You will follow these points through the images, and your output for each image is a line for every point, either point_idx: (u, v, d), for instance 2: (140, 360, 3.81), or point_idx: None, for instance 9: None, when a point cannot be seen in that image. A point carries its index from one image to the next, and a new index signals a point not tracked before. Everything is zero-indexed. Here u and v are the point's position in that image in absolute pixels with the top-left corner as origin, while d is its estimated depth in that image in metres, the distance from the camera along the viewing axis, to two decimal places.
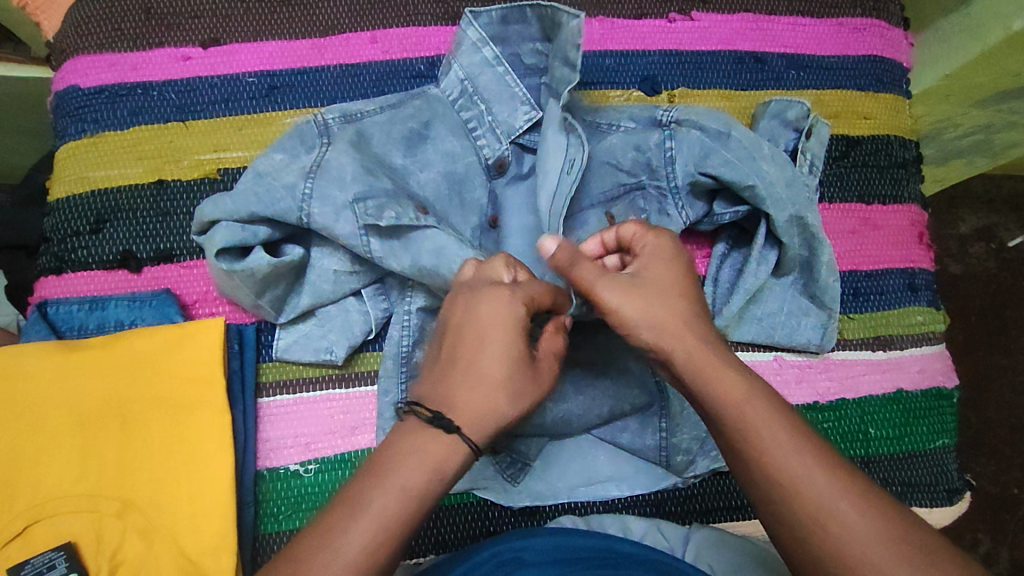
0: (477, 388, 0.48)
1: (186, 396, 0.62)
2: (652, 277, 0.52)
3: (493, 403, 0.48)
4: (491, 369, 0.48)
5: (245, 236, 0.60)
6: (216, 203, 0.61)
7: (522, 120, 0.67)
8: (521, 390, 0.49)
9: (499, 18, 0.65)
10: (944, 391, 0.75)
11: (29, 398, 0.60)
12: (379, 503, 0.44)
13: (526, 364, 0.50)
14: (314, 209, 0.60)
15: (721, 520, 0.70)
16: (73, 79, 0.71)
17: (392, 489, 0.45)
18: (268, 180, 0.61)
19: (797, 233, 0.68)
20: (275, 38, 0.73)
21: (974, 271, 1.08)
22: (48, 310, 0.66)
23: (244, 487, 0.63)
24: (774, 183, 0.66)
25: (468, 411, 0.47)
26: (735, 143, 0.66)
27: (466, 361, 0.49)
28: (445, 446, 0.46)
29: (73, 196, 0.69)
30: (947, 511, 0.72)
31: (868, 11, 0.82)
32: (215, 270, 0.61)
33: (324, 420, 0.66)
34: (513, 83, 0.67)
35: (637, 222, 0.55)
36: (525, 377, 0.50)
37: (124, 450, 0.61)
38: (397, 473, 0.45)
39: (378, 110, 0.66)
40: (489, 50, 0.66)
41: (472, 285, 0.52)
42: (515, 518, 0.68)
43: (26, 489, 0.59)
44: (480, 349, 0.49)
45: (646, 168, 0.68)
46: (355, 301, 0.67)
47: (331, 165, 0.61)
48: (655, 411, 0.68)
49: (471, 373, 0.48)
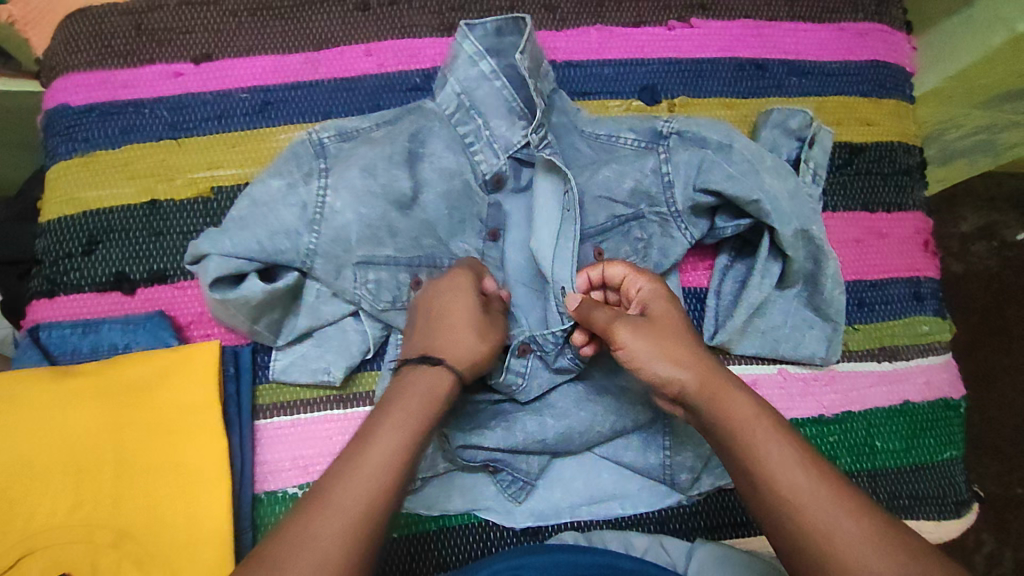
0: (450, 332, 0.55)
1: (183, 422, 0.61)
2: (658, 319, 0.55)
3: (466, 340, 0.55)
4: (459, 316, 0.56)
5: (232, 264, 0.59)
6: (213, 237, 0.58)
7: (519, 135, 0.65)
8: (484, 331, 0.57)
9: (493, 31, 0.65)
10: (951, 401, 0.74)
11: (21, 425, 0.59)
12: (388, 439, 0.47)
13: (483, 314, 0.58)
14: (317, 265, 0.62)
15: (728, 536, 0.69)
16: (62, 98, 0.69)
17: (400, 425, 0.48)
18: (266, 212, 0.60)
19: (803, 246, 0.67)
20: (268, 53, 0.71)
21: (976, 270, 1.07)
22: (41, 335, 0.65)
23: (242, 513, 0.62)
24: (778, 197, 0.65)
25: (448, 348, 0.54)
26: (738, 155, 0.65)
27: (430, 314, 0.57)
28: (433, 376, 0.52)
29: (64, 217, 0.67)
30: (954, 525, 0.72)
31: (870, 15, 0.81)
32: (210, 301, 0.60)
33: (322, 442, 0.65)
34: (510, 99, 0.65)
35: (628, 265, 0.60)
36: (484, 322, 0.57)
37: (119, 479, 0.60)
38: (399, 409, 0.49)
39: (374, 128, 0.65)
40: (486, 64, 0.65)
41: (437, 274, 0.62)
42: (517, 538, 0.67)
43: (19, 519, 0.58)
44: (444, 302, 0.57)
45: (642, 196, 0.66)
46: (352, 320, 0.66)
47: (335, 218, 0.61)
48: (659, 428, 0.68)
49: (441, 323, 0.56)
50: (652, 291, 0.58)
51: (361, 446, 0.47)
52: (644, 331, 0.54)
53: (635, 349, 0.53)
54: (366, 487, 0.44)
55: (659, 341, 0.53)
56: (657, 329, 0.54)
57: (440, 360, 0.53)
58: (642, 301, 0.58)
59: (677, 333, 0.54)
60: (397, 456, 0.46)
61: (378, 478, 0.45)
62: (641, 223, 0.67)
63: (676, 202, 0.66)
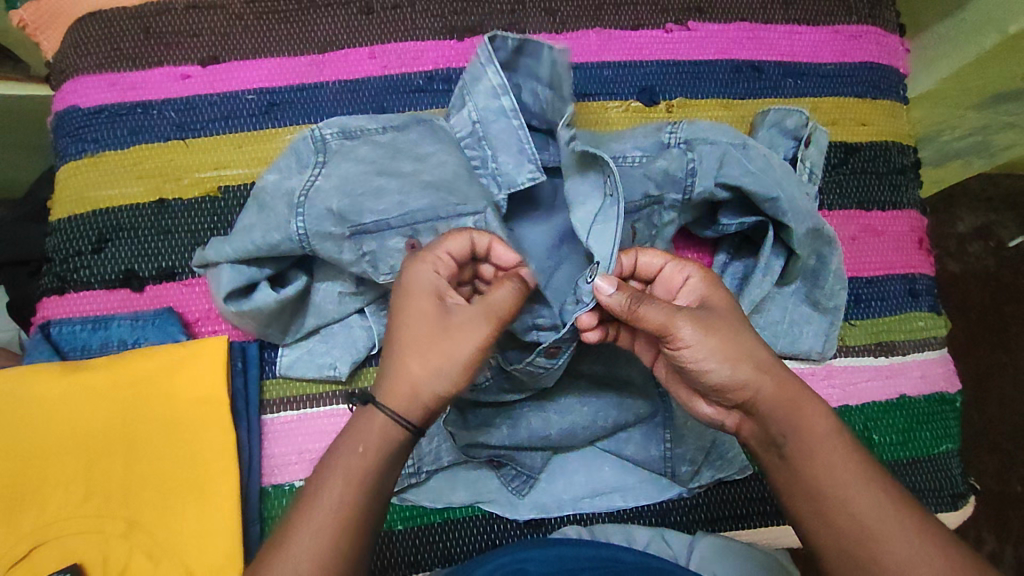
0: (394, 359, 0.52)
1: (191, 417, 0.62)
2: (716, 311, 0.54)
3: (405, 368, 0.51)
4: (404, 336, 0.52)
5: (243, 274, 0.62)
6: (218, 244, 0.62)
7: (524, 177, 0.64)
8: (431, 351, 0.51)
9: (511, 48, 0.64)
10: (948, 396, 0.75)
11: (33, 419, 0.61)
12: (327, 496, 0.47)
13: (435, 327, 0.52)
14: (314, 242, 0.61)
15: (729, 528, 0.70)
16: (72, 99, 0.71)
17: (336, 482, 0.48)
18: (269, 212, 0.62)
19: (811, 241, 0.69)
20: (274, 55, 0.73)
21: (973, 269, 1.08)
22: (51, 330, 0.66)
23: (249, 505, 0.63)
24: (794, 196, 0.67)
25: (385, 380, 0.51)
26: (753, 154, 0.67)
27: (390, 324, 0.54)
28: (368, 418, 0.50)
29: (73, 216, 0.69)
30: (952, 516, 0.73)
31: (864, 18, 0.83)
32: (224, 313, 0.63)
33: (329, 436, 0.66)
34: (523, 138, 0.63)
35: (667, 254, 0.57)
36: (434, 338, 0.51)
37: (128, 471, 0.61)
38: (336, 462, 0.48)
39: (382, 131, 0.66)
40: (508, 99, 0.63)
41: (416, 264, 0.55)
42: (521, 530, 0.68)
43: (32, 509, 0.59)
44: (397, 313, 0.54)
45: (672, 181, 0.65)
46: (357, 317, 0.68)
47: (319, 195, 0.61)
48: (659, 422, 0.69)
49: (390, 344, 0.53)
50: (702, 279, 0.56)
51: (304, 509, 0.47)
52: (712, 326, 0.52)
53: (700, 346, 0.52)
54: (297, 565, 0.44)
55: (724, 339, 0.52)
56: (722, 326, 0.53)
57: (371, 400, 0.51)
58: (694, 292, 0.56)
59: (743, 326, 0.54)
60: (335, 517, 0.46)
61: (310, 547, 0.45)
62: (659, 206, 0.66)
63: (695, 190, 0.65)
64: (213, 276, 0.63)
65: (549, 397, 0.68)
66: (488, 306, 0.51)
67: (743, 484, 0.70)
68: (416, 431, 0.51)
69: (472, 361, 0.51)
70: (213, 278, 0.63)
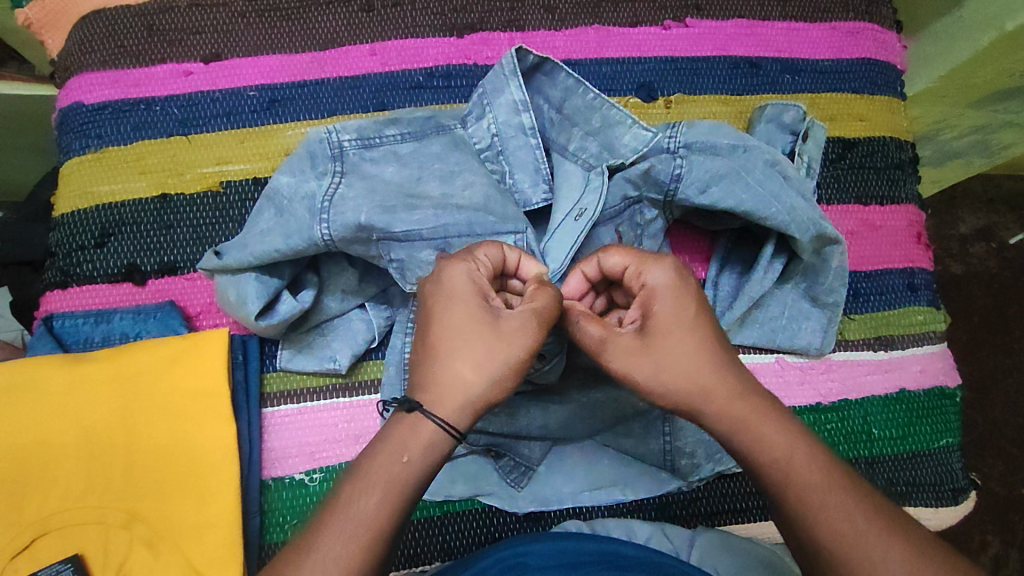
0: (438, 363, 0.50)
1: (195, 407, 0.63)
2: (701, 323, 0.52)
3: (456, 374, 0.50)
4: (450, 340, 0.50)
5: (269, 288, 0.62)
6: (241, 246, 0.61)
7: (539, 197, 0.65)
8: (484, 354, 0.50)
9: (533, 64, 0.65)
10: (947, 390, 0.75)
11: (35, 413, 0.61)
12: (366, 501, 0.45)
13: (488, 330, 0.50)
14: (334, 233, 0.59)
15: (728, 523, 0.70)
16: (76, 96, 0.72)
17: (375, 490, 0.46)
18: (289, 219, 0.61)
19: (814, 241, 0.67)
20: (276, 52, 0.74)
21: (975, 270, 1.08)
22: (54, 324, 0.67)
23: (249, 498, 0.63)
24: (796, 208, 0.65)
25: (434, 388, 0.49)
26: (757, 171, 0.65)
27: (428, 327, 0.52)
28: (411, 426, 0.48)
29: (77, 210, 0.69)
30: (952, 511, 0.72)
31: (861, 15, 0.83)
32: (256, 329, 0.63)
33: (329, 429, 0.66)
34: (538, 159, 0.65)
35: (626, 253, 0.56)
36: (489, 342, 0.50)
37: (129, 463, 0.61)
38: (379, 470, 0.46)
39: (400, 137, 0.64)
40: (528, 117, 0.64)
41: (453, 267, 0.53)
42: (520, 524, 0.68)
43: (35, 500, 0.60)
44: (440, 315, 0.52)
45: (655, 185, 0.65)
46: (357, 311, 0.68)
47: (343, 201, 0.60)
48: (658, 416, 0.69)
49: (432, 349, 0.51)
50: (658, 290, 0.54)
51: (336, 513, 0.45)
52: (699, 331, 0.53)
53: (689, 351, 0.52)
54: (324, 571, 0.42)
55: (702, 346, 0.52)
56: (661, 343, 0.52)
57: (417, 408, 0.49)
58: (643, 301, 0.54)
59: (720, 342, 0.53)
60: (372, 524, 0.44)
61: (339, 553, 0.43)
62: (641, 205, 0.67)
63: (676, 195, 0.66)
64: (230, 284, 0.62)
65: (547, 389, 0.68)
66: (536, 312, 0.51)
67: (742, 477, 0.70)
68: (462, 438, 0.49)
69: (521, 369, 0.50)
70: (232, 286, 0.61)
